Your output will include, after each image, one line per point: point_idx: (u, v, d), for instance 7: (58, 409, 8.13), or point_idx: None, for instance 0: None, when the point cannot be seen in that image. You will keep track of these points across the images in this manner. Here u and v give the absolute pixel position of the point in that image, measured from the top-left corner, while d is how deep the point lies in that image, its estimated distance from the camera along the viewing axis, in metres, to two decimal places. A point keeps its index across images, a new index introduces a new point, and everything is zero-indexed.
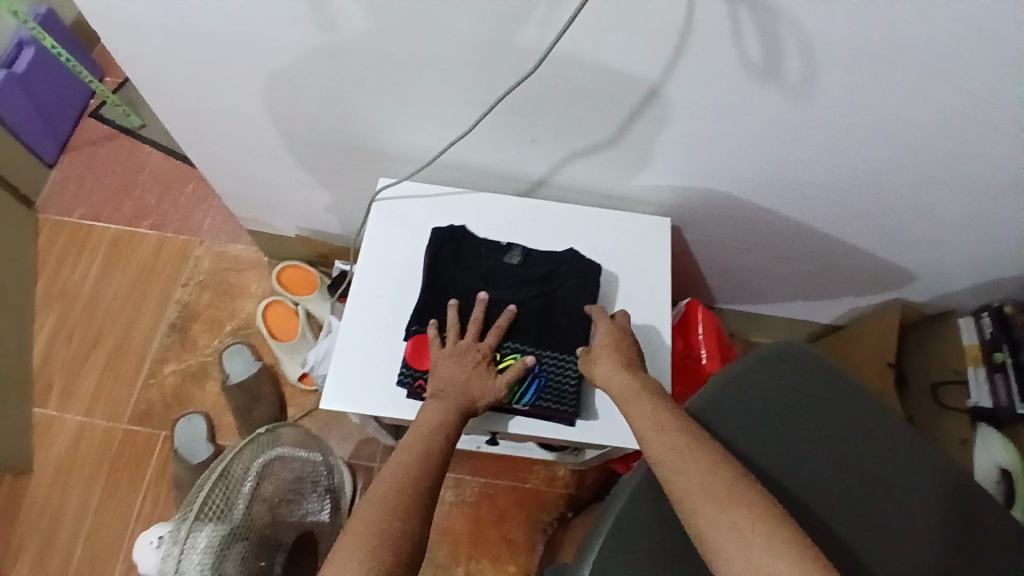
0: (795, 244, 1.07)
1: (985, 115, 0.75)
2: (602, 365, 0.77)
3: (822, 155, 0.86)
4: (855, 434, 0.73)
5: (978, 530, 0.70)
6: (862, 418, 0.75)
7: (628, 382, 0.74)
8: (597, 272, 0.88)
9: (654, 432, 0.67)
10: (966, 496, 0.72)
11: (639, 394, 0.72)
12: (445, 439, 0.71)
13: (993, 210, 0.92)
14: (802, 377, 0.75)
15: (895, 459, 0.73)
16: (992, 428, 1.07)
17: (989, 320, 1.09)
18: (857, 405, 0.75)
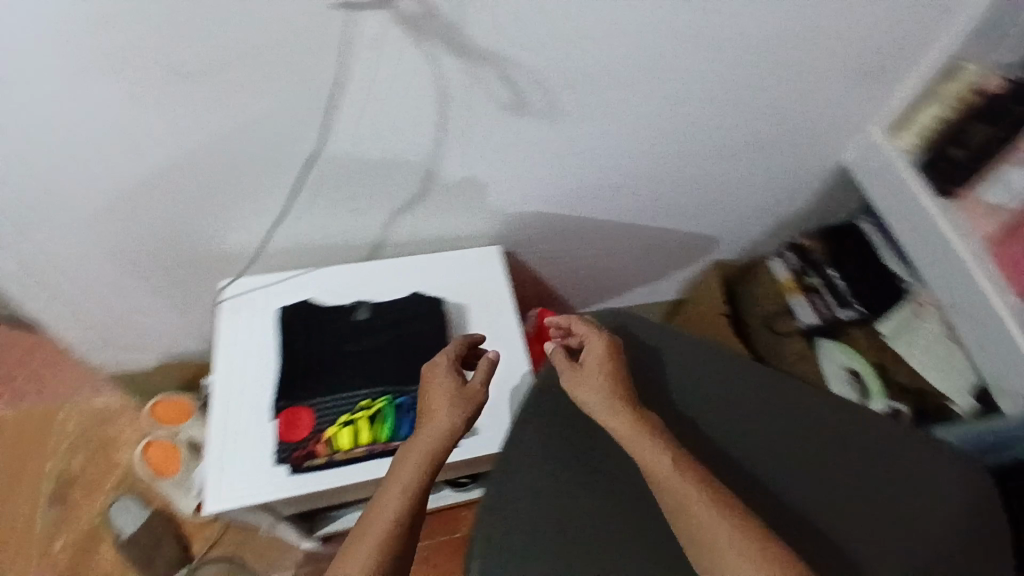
0: (617, 239, 1.21)
1: (701, 91, 0.93)
2: (591, 398, 0.75)
3: (600, 158, 1.01)
4: (690, 369, 0.84)
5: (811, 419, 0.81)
6: (693, 353, 0.85)
7: (634, 422, 0.72)
8: (439, 303, 0.97)
9: (675, 482, 0.68)
10: (794, 389, 0.82)
11: (647, 436, 0.71)
12: (416, 509, 0.70)
13: (748, 165, 1.11)
14: (638, 329, 0.88)
15: (728, 373, 0.83)
16: (829, 339, 1.23)
17: (792, 254, 1.28)
18: (685, 344, 0.87)
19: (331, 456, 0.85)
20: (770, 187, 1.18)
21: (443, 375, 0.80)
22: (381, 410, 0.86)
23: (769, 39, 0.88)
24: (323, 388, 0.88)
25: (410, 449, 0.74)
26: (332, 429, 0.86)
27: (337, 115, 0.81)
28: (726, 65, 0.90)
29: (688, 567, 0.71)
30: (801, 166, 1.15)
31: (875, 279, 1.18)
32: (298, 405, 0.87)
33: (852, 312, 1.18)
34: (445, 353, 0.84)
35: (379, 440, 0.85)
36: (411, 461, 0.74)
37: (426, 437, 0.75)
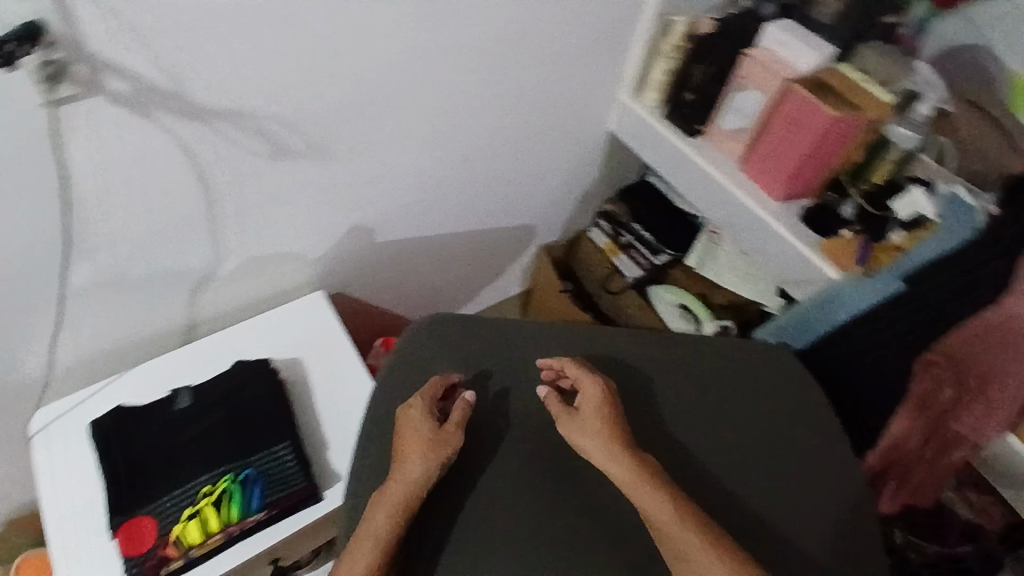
0: (438, 251, 1.24)
1: (453, 96, 0.99)
2: (591, 447, 0.76)
3: (385, 181, 1.03)
4: (506, 356, 0.88)
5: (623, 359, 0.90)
6: (509, 340, 0.90)
7: (633, 468, 0.74)
8: (263, 362, 0.94)
9: (675, 527, 0.70)
10: (609, 339, 0.92)
11: (646, 482, 0.73)
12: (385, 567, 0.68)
13: (531, 148, 1.18)
14: (454, 332, 0.89)
15: (546, 348, 0.90)
16: (656, 285, 1.33)
17: (603, 221, 1.38)
18: (499, 331, 0.91)
19: (186, 553, 0.82)
20: (560, 166, 1.27)
21: (422, 424, 0.77)
22: (226, 490, 0.83)
23: (494, 36, 0.95)
24: (160, 491, 0.83)
25: (385, 496, 0.72)
26: (178, 527, 0.81)
27: (83, 209, 0.78)
28: (465, 67, 0.96)
29: (549, 523, 0.76)
30: (580, 140, 1.24)
31: (671, 224, 1.32)
32: (135, 515, 0.82)
33: (664, 256, 1.31)
34: (423, 391, 0.80)
35: (233, 520, 0.83)
36: (383, 516, 0.71)
37: (396, 484, 0.72)
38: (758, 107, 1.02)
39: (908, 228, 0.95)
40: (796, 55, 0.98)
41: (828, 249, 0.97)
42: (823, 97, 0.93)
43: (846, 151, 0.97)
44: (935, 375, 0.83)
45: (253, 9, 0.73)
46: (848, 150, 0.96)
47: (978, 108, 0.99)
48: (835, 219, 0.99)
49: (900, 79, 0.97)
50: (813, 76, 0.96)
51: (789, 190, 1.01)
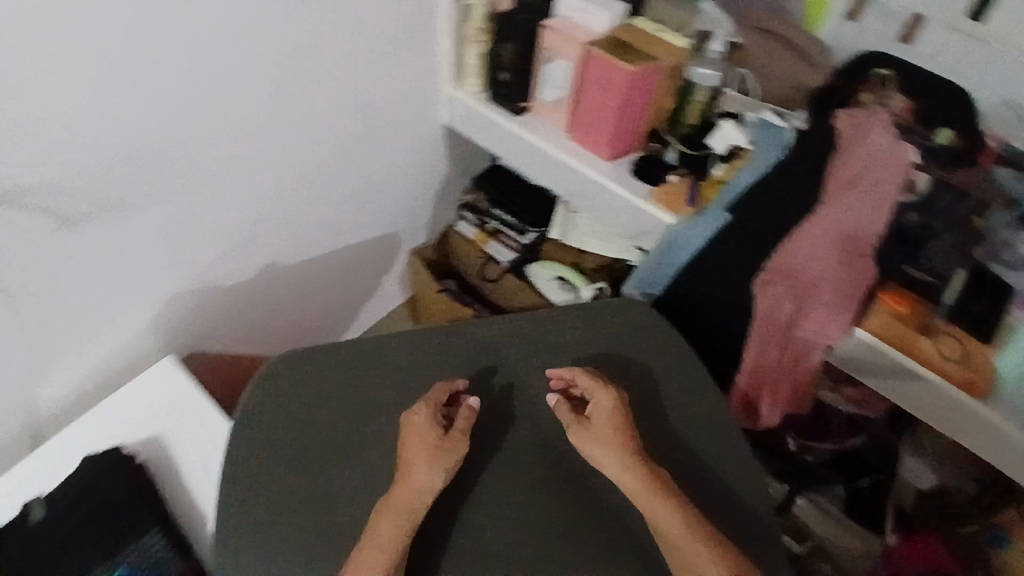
0: (296, 281, 1.19)
1: (251, 123, 0.95)
2: (607, 458, 0.77)
3: (207, 225, 0.98)
4: (370, 375, 0.86)
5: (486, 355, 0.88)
6: (366, 359, 0.87)
7: (645, 481, 0.75)
8: (112, 454, 0.88)
9: (683, 539, 0.73)
10: (463, 333, 0.90)
11: (659, 494, 0.74)
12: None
13: (366, 157, 1.15)
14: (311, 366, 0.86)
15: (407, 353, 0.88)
16: (532, 263, 1.35)
17: (467, 212, 1.38)
18: (354, 352, 0.87)
19: None
20: (403, 167, 1.24)
21: (428, 432, 0.77)
22: None
23: (276, 54, 0.92)
24: None
25: (397, 501, 0.73)
26: None
27: None
28: (254, 91, 0.92)
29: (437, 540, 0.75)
30: (415, 138, 1.21)
31: (526, 203, 1.33)
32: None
33: (532, 234, 1.34)
34: (428, 399, 0.80)
35: None
36: (389, 524, 0.72)
37: (401, 495, 0.74)
38: (569, 74, 1.02)
39: (726, 160, 0.99)
40: (592, 18, 0.98)
41: (659, 198, 1.00)
42: (619, 55, 0.95)
43: (656, 100, 1.00)
44: (773, 291, 0.87)
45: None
46: (656, 98, 0.99)
47: (768, 32, 1.00)
48: (661, 165, 1.02)
49: (690, 21, 0.99)
50: (609, 37, 0.97)
51: (615, 148, 1.04)
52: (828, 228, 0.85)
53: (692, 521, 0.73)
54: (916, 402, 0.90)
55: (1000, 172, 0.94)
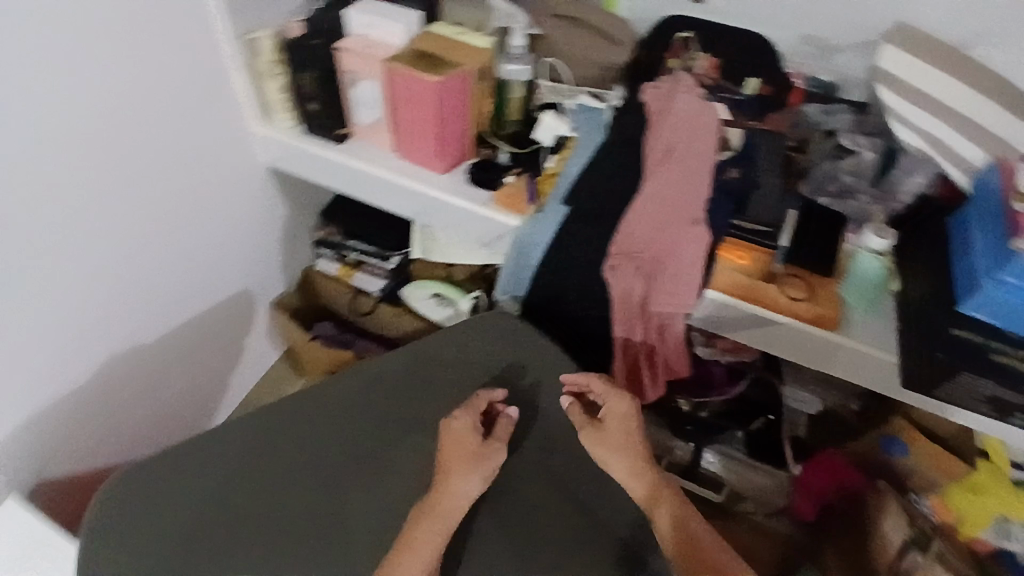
0: (148, 369, 1.09)
1: (38, 225, 0.83)
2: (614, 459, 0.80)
3: (13, 347, 0.86)
4: (224, 466, 0.82)
5: (352, 409, 0.87)
6: (222, 453, 0.83)
7: (656, 486, 0.80)
8: None
9: (685, 537, 0.78)
10: (325, 394, 0.88)
11: (665, 496, 0.80)
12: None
13: (194, 226, 1.07)
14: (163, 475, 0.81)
15: (262, 433, 0.85)
16: (406, 284, 1.31)
17: (324, 249, 1.31)
18: (214, 450, 0.83)
19: None
20: (238, 221, 1.15)
21: (469, 439, 0.79)
22: None
23: (43, 143, 0.80)
24: None
25: (432, 515, 0.75)
26: None
27: None
28: (30, 192, 0.80)
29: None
30: (242, 188, 1.13)
31: (379, 229, 1.26)
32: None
33: (395, 258, 1.28)
34: (473, 403, 0.83)
35: None
36: (425, 528, 0.74)
37: (441, 497, 0.76)
38: (381, 93, 0.97)
39: (556, 152, 0.98)
40: (383, 32, 0.94)
41: (501, 201, 0.97)
42: (423, 67, 0.90)
43: (473, 104, 0.96)
44: (623, 275, 0.87)
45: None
46: (473, 102, 0.96)
47: (567, 17, 1.01)
48: (497, 169, 1.00)
49: (487, 21, 0.97)
50: (412, 47, 0.93)
51: (447, 159, 1.00)
52: (657, 203, 0.86)
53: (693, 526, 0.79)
54: (783, 347, 0.92)
55: (808, 109, 0.99)
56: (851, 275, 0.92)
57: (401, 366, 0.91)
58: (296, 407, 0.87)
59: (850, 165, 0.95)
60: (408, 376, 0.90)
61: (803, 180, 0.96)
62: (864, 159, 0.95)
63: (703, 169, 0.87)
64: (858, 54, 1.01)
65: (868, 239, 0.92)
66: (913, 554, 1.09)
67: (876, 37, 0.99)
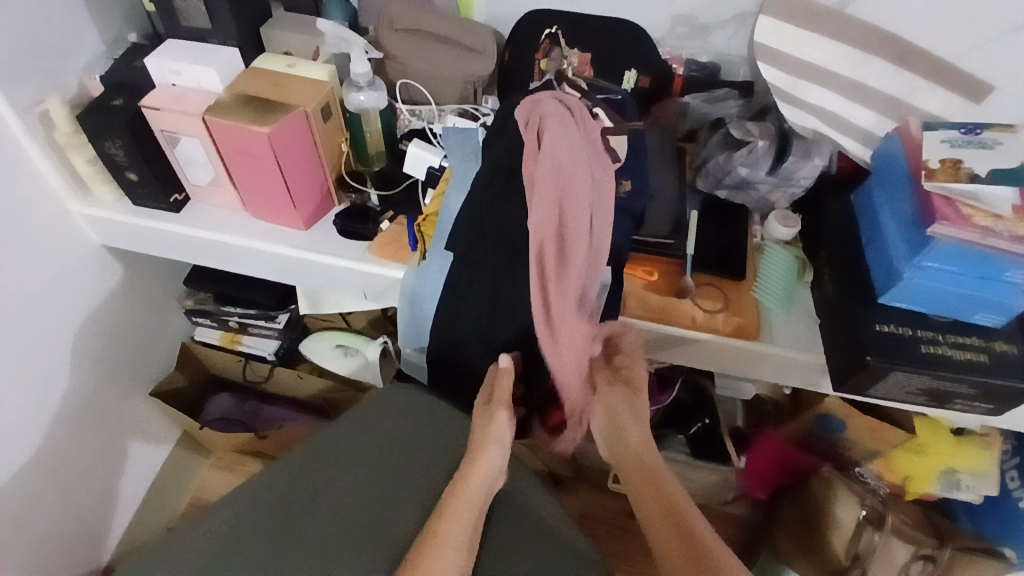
0: (13, 506, 0.93)
1: None
2: (602, 422, 0.80)
3: None
4: None
5: (259, 519, 0.76)
6: None
7: (635, 420, 0.77)
8: None
9: (641, 464, 0.75)
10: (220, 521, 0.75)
11: (634, 427, 0.78)
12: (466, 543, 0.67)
13: (36, 340, 0.90)
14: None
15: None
16: (306, 338, 1.18)
17: (201, 317, 1.16)
18: None
19: None
20: (86, 313, 0.98)
21: (481, 409, 0.78)
22: None
23: None
24: None
25: (460, 489, 0.71)
26: None
27: None
28: None
29: None
30: (78, 277, 0.95)
31: (256, 291, 1.10)
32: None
33: (282, 316, 1.14)
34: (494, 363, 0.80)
35: None
36: (456, 523, 0.68)
37: (470, 479, 0.72)
38: (206, 150, 0.81)
39: (432, 186, 0.86)
40: (198, 79, 0.79)
41: (378, 250, 0.85)
42: (248, 115, 0.76)
43: (323, 147, 0.83)
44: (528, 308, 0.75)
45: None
46: (323, 146, 0.82)
47: (411, 29, 0.87)
48: (369, 215, 0.86)
49: (318, 48, 0.84)
50: (235, 93, 0.78)
51: (306, 213, 0.86)
52: (583, 247, 0.72)
53: (678, 494, 0.72)
54: (706, 359, 0.86)
55: (690, 100, 0.94)
56: (764, 273, 0.87)
57: (312, 455, 0.83)
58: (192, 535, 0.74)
59: (744, 156, 0.88)
60: (317, 467, 0.81)
61: (698, 175, 0.93)
62: (757, 148, 0.88)
63: (589, 183, 0.72)
64: (733, 28, 0.92)
65: (775, 229, 0.88)
66: (868, 533, 1.04)
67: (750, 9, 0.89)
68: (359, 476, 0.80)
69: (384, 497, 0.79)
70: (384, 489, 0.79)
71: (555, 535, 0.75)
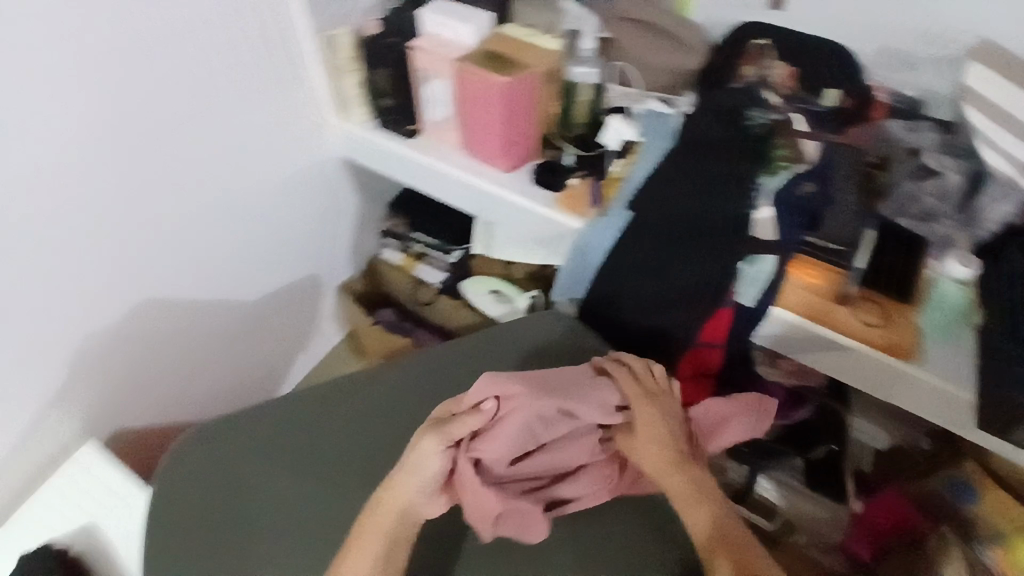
0: (223, 337, 1.16)
1: (128, 191, 0.90)
2: (644, 452, 0.76)
3: (106, 309, 0.94)
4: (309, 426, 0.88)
5: (444, 375, 0.92)
6: (308, 411, 0.89)
7: (671, 460, 0.76)
8: (38, 555, 0.87)
9: (693, 507, 0.74)
10: (418, 365, 0.93)
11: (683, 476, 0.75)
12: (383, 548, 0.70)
13: (273, 212, 1.14)
14: (180, 477, 0.85)
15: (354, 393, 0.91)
16: (467, 278, 1.34)
17: (393, 240, 1.37)
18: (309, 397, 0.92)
19: None
20: (312, 205, 1.21)
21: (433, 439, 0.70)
22: None
23: (141, 118, 0.87)
24: None
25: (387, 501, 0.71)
26: None
27: None
28: (123, 163, 0.88)
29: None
30: (315, 174, 1.18)
31: (442, 224, 1.31)
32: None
33: (457, 252, 1.33)
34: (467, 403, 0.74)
35: None
36: (391, 521, 0.71)
37: (392, 497, 0.71)
38: (450, 92, 1.01)
39: (621, 156, 0.97)
40: (456, 33, 0.96)
41: (563, 202, 0.98)
42: (490, 67, 0.93)
43: (541, 105, 0.98)
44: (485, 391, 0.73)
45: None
46: (541, 103, 0.98)
47: (635, 21, 0.99)
48: (563, 170, 1.00)
49: (553, 23, 0.99)
50: (481, 48, 0.96)
51: (512, 158, 1.02)
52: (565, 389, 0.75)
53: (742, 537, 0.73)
54: (849, 371, 0.89)
55: (890, 125, 0.96)
56: (931, 304, 0.88)
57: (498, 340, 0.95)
58: (395, 368, 0.94)
59: (933, 186, 0.90)
60: (495, 356, 0.94)
61: (883, 199, 0.91)
62: (949, 181, 0.89)
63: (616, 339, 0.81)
64: (939, 70, 0.97)
65: (949, 266, 0.87)
66: None
67: (957, 54, 0.94)
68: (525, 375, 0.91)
69: None
70: None
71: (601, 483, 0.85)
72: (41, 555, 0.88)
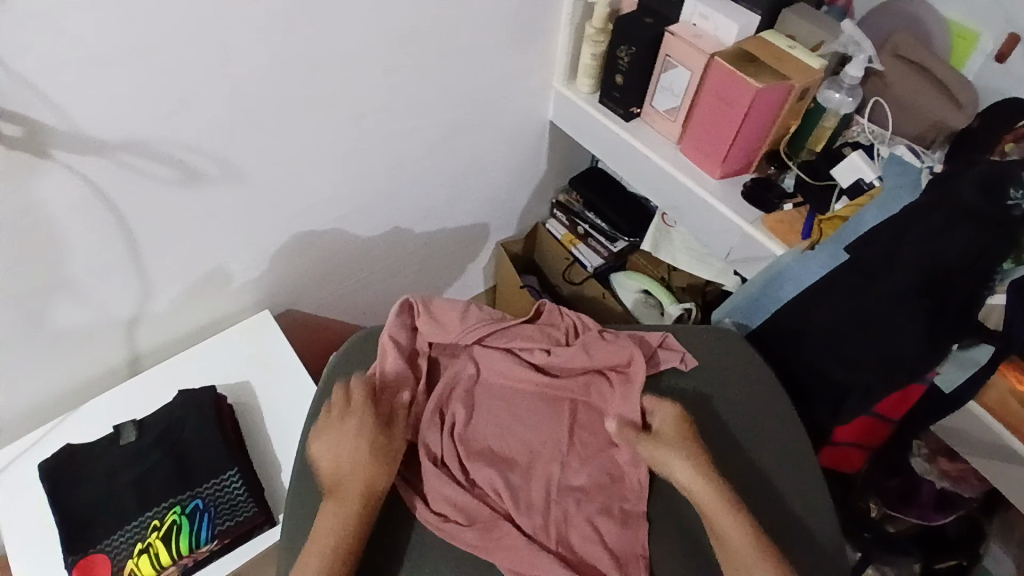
0: (393, 255, 1.23)
1: (369, 100, 0.95)
2: (675, 462, 0.77)
3: (313, 195, 1.01)
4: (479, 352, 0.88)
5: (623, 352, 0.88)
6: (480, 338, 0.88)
7: (702, 465, 0.76)
8: (206, 391, 0.93)
9: (725, 515, 0.73)
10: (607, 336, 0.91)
11: (723, 503, 0.74)
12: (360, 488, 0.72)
13: (473, 154, 1.17)
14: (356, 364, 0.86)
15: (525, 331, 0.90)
16: (620, 271, 1.33)
17: (561, 213, 1.37)
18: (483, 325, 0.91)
19: None
20: (507, 159, 1.24)
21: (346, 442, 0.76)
22: (174, 523, 0.84)
23: (406, 40, 0.92)
24: (104, 529, 0.83)
25: (341, 432, 0.76)
26: (132, 562, 0.81)
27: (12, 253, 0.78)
28: (377, 75, 0.93)
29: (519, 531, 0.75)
30: (521, 132, 1.21)
31: (618, 212, 1.30)
32: (85, 557, 0.81)
33: (622, 242, 1.30)
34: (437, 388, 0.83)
35: (180, 554, 0.83)
36: (343, 444, 0.75)
37: (345, 436, 0.75)
38: (688, 85, 0.97)
39: (851, 196, 0.92)
40: (720, 29, 0.94)
41: (771, 225, 0.95)
42: (747, 69, 0.89)
43: (778, 121, 0.94)
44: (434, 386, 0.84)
45: (82, 44, 0.67)
46: (780, 120, 0.94)
47: (910, 60, 0.94)
48: (778, 192, 0.98)
49: (822, 43, 0.94)
50: (739, 48, 0.92)
51: (729, 166, 0.99)
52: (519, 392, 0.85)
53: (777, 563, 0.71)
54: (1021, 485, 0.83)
55: None
56: None
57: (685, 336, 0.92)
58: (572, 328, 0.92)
59: None
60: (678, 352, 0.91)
61: None
62: None
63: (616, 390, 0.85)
64: None
65: None
66: None
67: None
68: (706, 378, 0.89)
69: (736, 410, 0.86)
70: (733, 396, 0.87)
71: (752, 450, 0.84)
72: (202, 391, 0.93)
